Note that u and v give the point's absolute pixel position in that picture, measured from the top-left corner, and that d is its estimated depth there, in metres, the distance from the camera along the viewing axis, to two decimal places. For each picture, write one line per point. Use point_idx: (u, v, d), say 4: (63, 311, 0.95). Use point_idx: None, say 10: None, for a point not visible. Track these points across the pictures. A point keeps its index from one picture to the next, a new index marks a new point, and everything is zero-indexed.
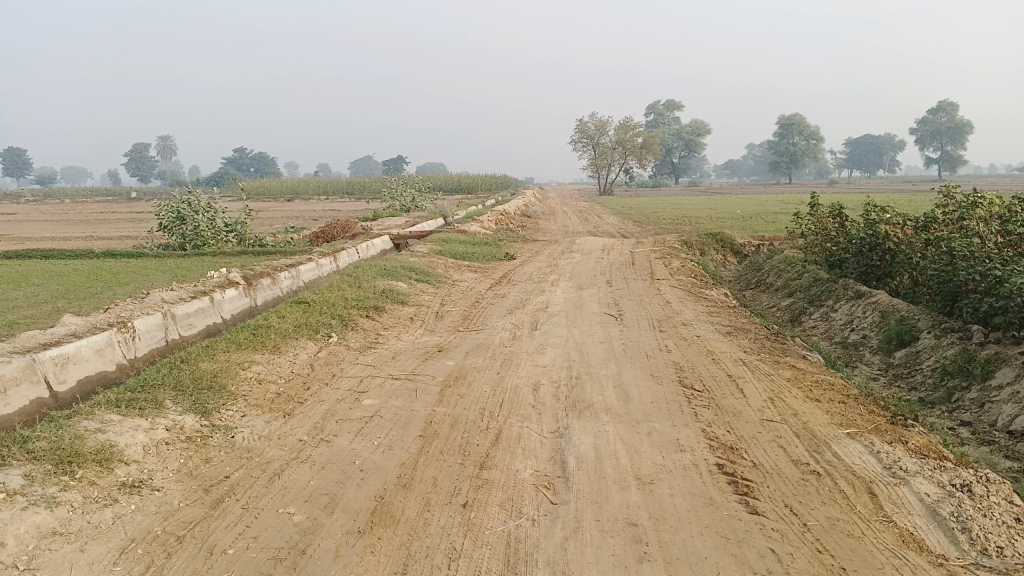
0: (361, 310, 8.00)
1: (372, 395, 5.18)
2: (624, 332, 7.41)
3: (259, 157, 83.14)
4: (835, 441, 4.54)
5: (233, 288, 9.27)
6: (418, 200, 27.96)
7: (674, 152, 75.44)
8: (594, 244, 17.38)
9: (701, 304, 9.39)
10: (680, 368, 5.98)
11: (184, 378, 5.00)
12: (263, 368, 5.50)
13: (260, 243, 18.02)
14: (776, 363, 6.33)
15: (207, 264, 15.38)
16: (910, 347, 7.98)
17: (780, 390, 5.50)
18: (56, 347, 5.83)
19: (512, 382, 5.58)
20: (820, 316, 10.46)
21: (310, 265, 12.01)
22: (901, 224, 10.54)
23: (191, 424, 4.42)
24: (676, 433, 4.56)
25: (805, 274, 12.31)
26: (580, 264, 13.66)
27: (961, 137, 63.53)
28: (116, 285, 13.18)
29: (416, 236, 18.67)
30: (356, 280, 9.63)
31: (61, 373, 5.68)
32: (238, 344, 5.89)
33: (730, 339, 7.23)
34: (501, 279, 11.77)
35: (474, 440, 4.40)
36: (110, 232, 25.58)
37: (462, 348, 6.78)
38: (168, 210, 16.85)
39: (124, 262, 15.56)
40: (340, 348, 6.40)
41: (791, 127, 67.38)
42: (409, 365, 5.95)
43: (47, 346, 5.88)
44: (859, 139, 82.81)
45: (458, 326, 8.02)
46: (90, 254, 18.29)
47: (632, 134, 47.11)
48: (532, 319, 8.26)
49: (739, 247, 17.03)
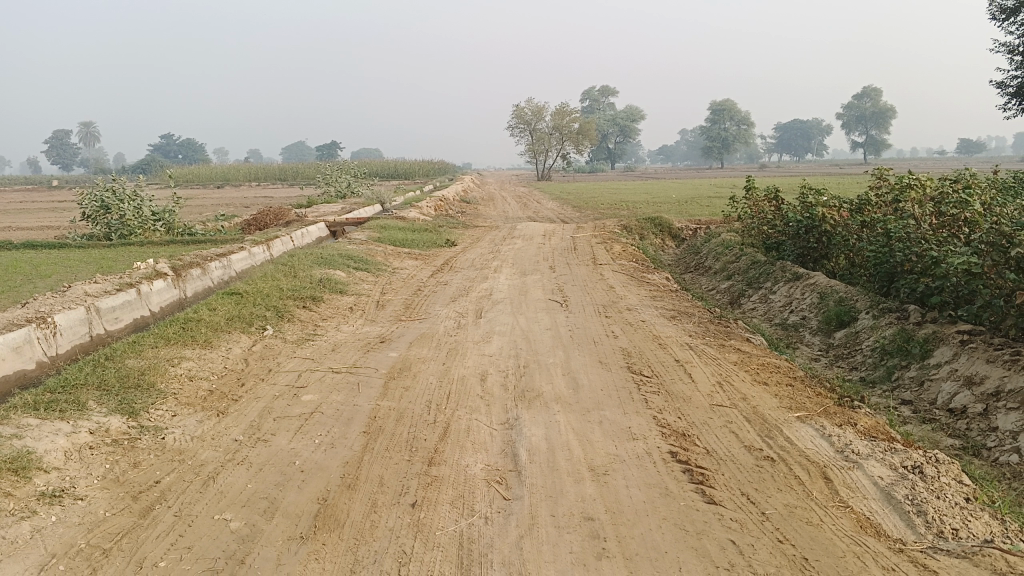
0: (298, 301, 7.72)
1: (312, 390, 4.95)
2: (570, 318, 7.31)
3: (187, 143, 80.55)
4: (786, 425, 4.52)
5: (161, 280, 8.87)
6: (354, 186, 27.44)
7: (610, 136, 75.86)
8: (534, 229, 17.26)
9: (645, 288, 9.36)
10: (628, 354, 5.90)
11: (108, 377, 4.69)
12: (194, 364, 5.21)
13: (190, 232, 17.41)
14: (722, 347, 6.30)
15: (134, 254, 14.77)
16: (849, 328, 8.08)
17: (728, 374, 5.47)
18: None
19: (457, 373, 5.42)
20: (759, 297, 10.55)
21: (243, 255, 11.60)
22: (838, 206, 10.58)
23: (118, 426, 4.13)
24: (628, 421, 4.47)
25: (743, 257, 12.41)
26: (521, 249, 13.53)
27: (885, 122, 65.44)
28: (36, 277, 12.54)
29: (353, 224, 18.27)
30: (293, 269, 9.32)
31: None
32: (167, 340, 5.58)
33: (676, 323, 7.19)
34: (442, 266, 11.57)
35: (421, 435, 4.23)
36: (29, 222, 24.41)
37: (405, 338, 6.58)
38: (91, 199, 16.11)
39: (44, 254, 14.83)
40: (277, 341, 6.14)
41: (724, 112, 68.40)
42: (350, 358, 5.74)
43: None
44: (788, 124, 84.65)
45: (400, 315, 7.81)
46: (8, 246, 17.40)
47: (569, 119, 47.16)
48: (476, 307, 8.10)
49: (678, 231, 17.14)
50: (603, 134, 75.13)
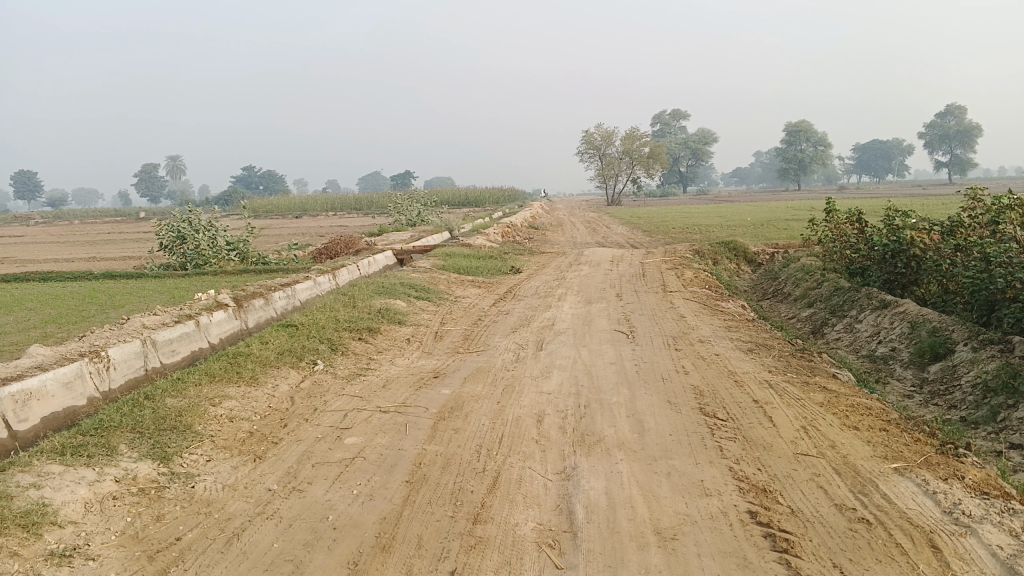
0: (353, 333, 7.46)
1: (355, 432, 4.63)
2: (636, 351, 6.84)
3: (267, 175, 83.31)
4: (882, 479, 3.97)
5: (221, 310, 8.76)
6: (424, 213, 27.47)
7: (682, 160, 74.85)
8: (603, 255, 16.81)
9: (718, 317, 8.81)
10: (700, 393, 5.41)
11: (144, 418, 4.46)
12: (236, 404, 4.95)
13: (263, 260, 17.56)
14: (805, 384, 5.74)
15: (206, 283, 14.91)
16: (945, 361, 7.38)
17: (813, 416, 4.93)
18: (17, 383, 5.33)
19: (513, 413, 5.02)
20: (843, 327, 9.86)
21: (306, 284, 11.50)
22: (928, 229, 9.91)
23: (147, 473, 3.87)
24: (701, 473, 4.00)
25: (824, 283, 11.72)
26: (588, 276, 13.11)
27: (971, 139, 62.62)
28: (111, 307, 12.74)
29: (420, 251, 18.16)
30: (352, 300, 9.11)
31: (22, 411, 5.17)
32: (212, 376, 5.36)
33: (752, 357, 6.65)
34: (506, 294, 11.22)
35: (468, 487, 3.85)
36: (114, 253, 25.20)
37: (460, 373, 6.23)
38: (168, 230, 16.41)
39: (121, 284, 15.12)
40: (326, 377, 5.86)
41: (799, 134, 66.64)
42: (401, 396, 5.41)
43: (8, 381, 5.37)
44: (868, 144, 82.02)
45: (458, 347, 7.48)
46: (90, 276, 17.86)
47: (639, 143, 46.60)
48: (537, 338, 7.71)
49: (753, 255, 16.45)
50: (675, 158, 74.16)
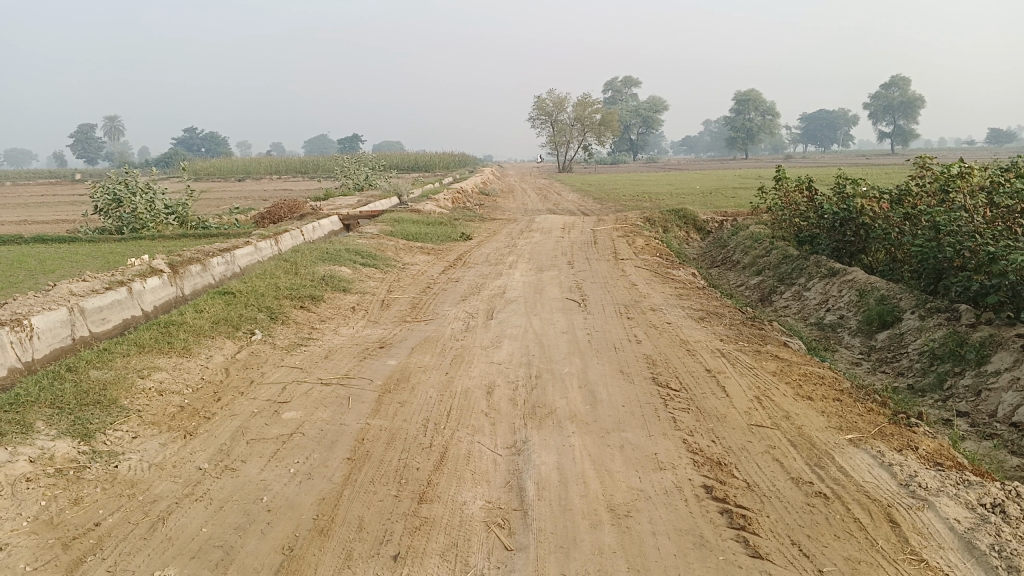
0: (295, 301, 7.17)
1: (294, 407, 4.39)
2: (588, 320, 6.70)
3: (211, 137, 81.09)
4: (837, 451, 3.89)
5: (155, 277, 8.36)
6: (372, 177, 26.93)
7: (633, 128, 74.91)
8: (554, 222, 16.65)
9: (670, 285, 8.72)
10: (652, 362, 5.29)
11: (65, 392, 4.15)
12: (166, 377, 4.66)
13: (204, 225, 16.98)
14: (758, 354, 5.66)
15: (144, 248, 14.34)
16: (893, 329, 7.40)
17: (766, 386, 4.84)
18: None
19: (461, 385, 4.83)
20: (792, 295, 9.87)
21: (247, 250, 11.11)
22: (877, 198, 9.93)
23: (66, 452, 3.58)
24: (654, 445, 3.87)
25: (773, 250, 11.73)
26: (539, 243, 12.93)
27: (913, 111, 63.81)
28: (41, 273, 12.15)
29: (367, 217, 17.76)
30: (295, 266, 8.78)
31: None
32: (140, 348, 5.05)
33: (705, 325, 6.56)
34: (456, 261, 10.99)
35: (412, 464, 3.65)
36: (47, 215, 24.15)
37: (407, 343, 6.01)
38: (103, 192, 15.72)
39: (52, 248, 14.45)
40: (264, 347, 5.59)
41: (748, 103, 67.11)
42: (343, 367, 5.17)
43: None
44: (814, 115, 83.08)
45: (405, 315, 7.25)
46: (19, 240, 17.07)
47: (590, 110, 46.40)
48: (487, 307, 7.51)
49: (703, 223, 16.46)
50: (626, 125, 74.14)
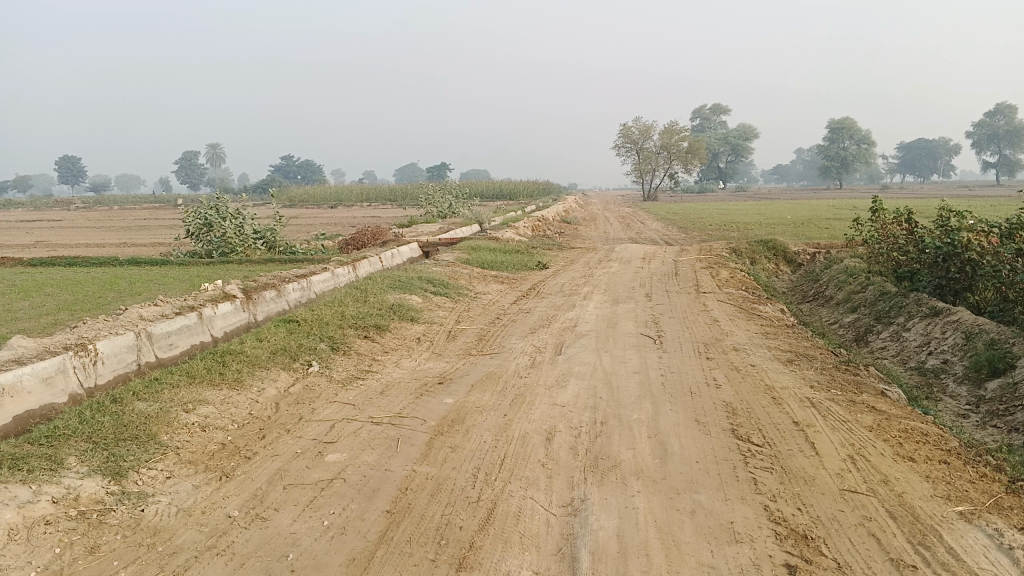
0: (359, 331, 6.97)
1: (338, 448, 4.11)
2: (663, 360, 6.25)
3: (305, 164, 83.80)
4: (946, 528, 3.35)
5: (227, 302, 8.31)
6: (456, 205, 27.02)
7: (721, 156, 73.56)
8: (635, 252, 16.17)
9: (755, 322, 8.17)
10: (732, 411, 4.81)
11: (104, 425, 3.98)
12: (213, 411, 4.47)
13: (290, 249, 17.22)
14: (852, 404, 5.11)
15: (229, 272, 14.56)
16: (1005, 378, 6.66)
17: (862, 444, 4.30)
18: None
19: (519, 429, 4.47)
20: (890, 335, 9.15)
21: (323, 276, 11.06)
22: (987, 232, 9.13)
23: (93, 493, 3.38)
24: (731, 513, 3.42)
25: (869, 286, 10.99)
26: (618, 274, 12.50)
27: (1021, 140, 60.55)
28: (129, 294, 12.42)
29: (447, 243, 17.67)
30: (364, 294, 8.62)
31: None
32: (192, 378, 4.88)
33: (792, 369, 6.02)
34: (530, 291, 10.68)
35: (456, 522, 3.30)
36: (147, 239, 25.04)
37: (468, 380, 5.69)
38: (195, 217, 16.12)
39: (143, 271, 14.83)
40: (320, 381, 5.35)
41: (842, 131, 64.98)
42: (398, 405, 4.88)
43: None
44: (913, 144, 79.87)
45: (471, 348, 6.95)
46: (115, 262, 17.66)
47: (677, 138, 45.71)
48: (557, 341, 7.15)
49: (793, 254, 15.69)
50: (714, 154, 72.86)
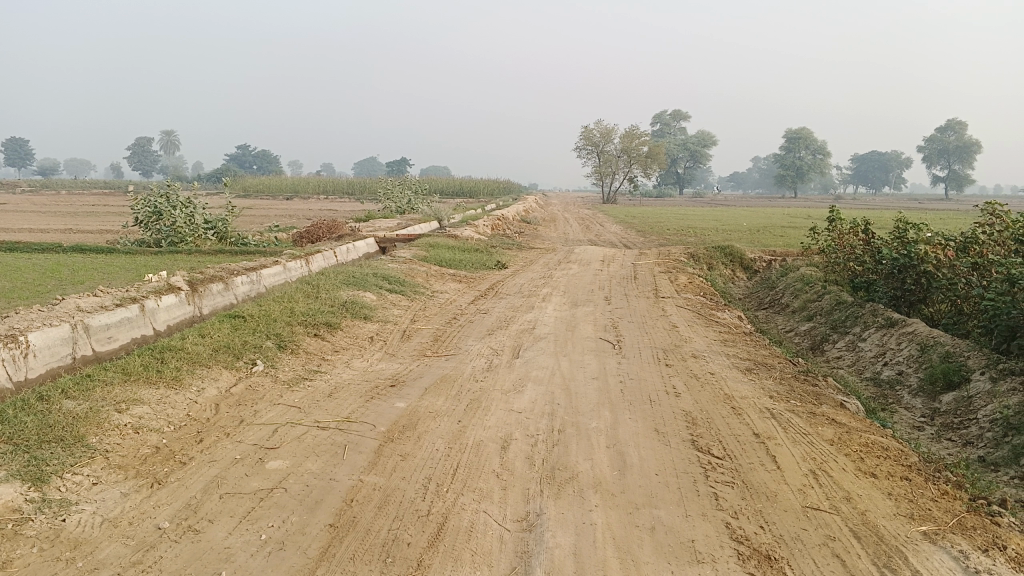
0: (310, 328, 6.72)
1: (281, 455, 3.89)
2: (622, 366, 6.12)
3: (262, 155, 82.50)
4: (911, 550, 3.25)
5: (171, 294, 7.97)
6: (414, 201, 26.71)
7: (680, 161, 74.16)
8: (594, 254, 16.08)
9: (714, 329, 8.10)
10: (692, 421, 4.69)
11: (27, 426, 3.69)
12: (147, 412, 4.20)
13: (243, 241, 16.79)
14: (812, 416, 5.02)
15: (177, 262, 14.11)
16: (959, 391, 6.65)
17: (823, 458, 4.20)
18: None
19: (472, 437, 4.29)
20: (846, 345, 9.17)
21: (274, 270, 10.74)
22: (943, 245, 9.19)
23: (10, 500, 3.10)
24: (692, 530, 3.28)
25: (825, 295, 11.03)
26: (576, 276, 12.38)
27: (969, 156, 62.17)
28: (70, 283, 11.92)
29: (405, 239, 17.40)
30: (316, 290, 8.35)
31: None
32: (127, 376, 4.60)
33: (751, 378, 5.93)
34: (487, 291, 10.50)
35: (404, 538, 3.11)
36: (94, 225, 24.26)
37: (421, 382, 5.49)
38: (144, 204, 15.60)
39: (87, 259, 14.28)
40: (265, 381, 5.10)
41: (798, 141, 66.00)
42: (347, 408, 4.66)
43: None
44: (866, 156, 81.52)
45: (426, 349, 6.75)
46: (59, 249, 17.04)
47: (638, 142, 45.90)
48: (514, 344, 6.98)
49: (750, 261, 15.75)
50: (673, 159, 73.44)
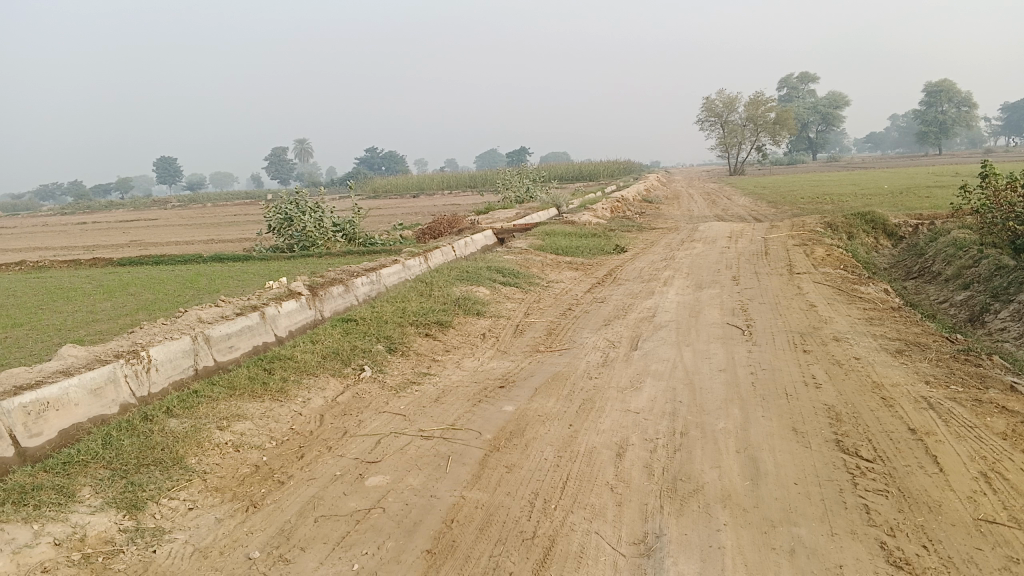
0: (421, 328, 6.54)
1: (381, 469, 3.67)
2: (753, 354, 5.58)
3: (389, 156, 84.75)
4: None
5: (291, 300, 7.99)
6: (534, 189, 26.46)
7: (811, 125, 70.54)
8: (720, 231, 15.31)
9: (857, 306, 7.37)
10: (835, 417, 4.16)
11: (128, 449, 3.64)
12: (249, 427, 4.09)
13: (370, 241, 17.04)
14: (979, 405, 4.36)
15: (308, 266, 14.41)
16: None
17: (996, 457, 3.59)
18: (34, 388, 4.55)
19: (585, 443, 3.93)
20: (1010, 314, 8.18)
21: (392, 268, 10.70)
22: None
23: (102, 531, 3.00)
24: (839, 552, 2.81)
25: (984, 260, 9.96)
26: (701, 255, 11.74)
27: None
28: (206, 293, 12.36)
29: (523, 228, 17.18)
30: (430, 287, 8.20)
31: (38, 423, 4.37)
32: (232, 391, 4.52)
33: (903, 362, 5.27)
34: (606, 278, 10.09)
35: (506, 567, 2.80)
36: (233, 235, 25.40)
37: (532, 382, 5.16)
38: (275, 212, 16.05)
39: (224, 267, 14.83)
40: (371, 387, 4.92)
41: (940, 94, 61.25)
42: (453, 414, 4.40)
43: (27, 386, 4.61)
44: (1020, 103, 74.83)
45: (540, 344, 6.44)
46: (200, 259, 17.83)
47: (764, 109, 43.82)
48: (633, 335, 6.55)
49: (894, 227, 14.55)
50: (803, 124, 69.88)
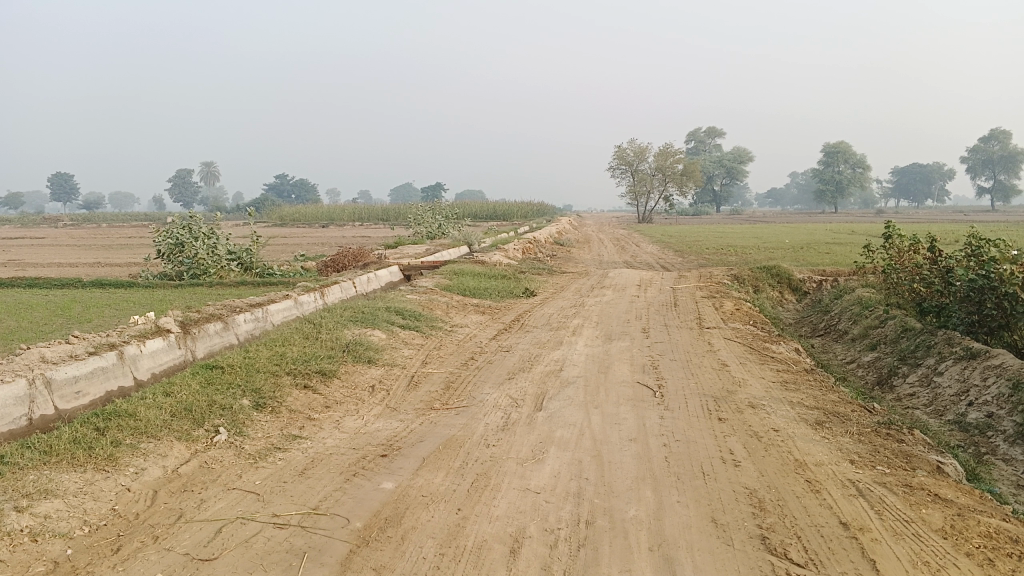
0: (300, 379, 5.80)
1: (217, 570, 2.94)
2: (665, 422, 5.07)
3: (301, 184, 82.97)
4: None
5: (157, 338, 7.08)
6: (444, 226, 25.84)
7: (717, 178, 72.67)
8: (630, 278, 15.05)
9: (770, 367, 7.01)
10: (759, 505, 3.66)
11: None
12: (58, 508, 3.29)
13: (268, 272, 16.04)
14: (910, 492, 3.95)
15: (196, 296, 13.32)
16: None
17: (940, 563, 3.14)
18: None
19: (474, 536, 3.30)
20: (918, 379, 8.01)
21: (281, 305, 9.85)
22: None
23: None
24: None
25: (889, 321, 9.89)
26: (611, 304, 11.36)
27: (1016, 166, 59.79)
28: (76, 323, 11.16)
29: (430, 266, 16.52)
30: (318, 330, 7.44)
31: None
32: (47, 458, 3.68)
33: (824, 437, 4.86)
34: (512, 324, 9.53)
35: None
36: (123, 258, 23.78)
37: (420, 450, 4.50)
38: (167, 237, 14.87)
39: (102, 294, 13.56)
40: (225, 454, 4.16)
41: (836, 156, 64.04)
42: (319, 493, 3.70)
43: None
44: (908, 169, 79.20)
45: (434, 400, 5.79)
46: (79, 283, 16.39)
47: (673, 160, 44.74)
48: (537, 392, 5.97)
49: (799, 282, 14.58)
50: (710, 177, 71.97)
